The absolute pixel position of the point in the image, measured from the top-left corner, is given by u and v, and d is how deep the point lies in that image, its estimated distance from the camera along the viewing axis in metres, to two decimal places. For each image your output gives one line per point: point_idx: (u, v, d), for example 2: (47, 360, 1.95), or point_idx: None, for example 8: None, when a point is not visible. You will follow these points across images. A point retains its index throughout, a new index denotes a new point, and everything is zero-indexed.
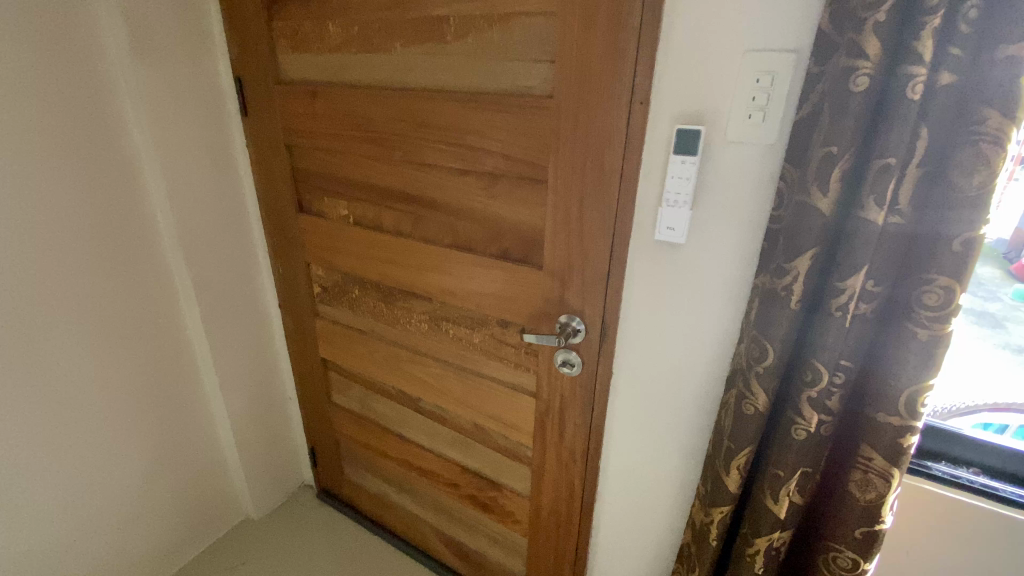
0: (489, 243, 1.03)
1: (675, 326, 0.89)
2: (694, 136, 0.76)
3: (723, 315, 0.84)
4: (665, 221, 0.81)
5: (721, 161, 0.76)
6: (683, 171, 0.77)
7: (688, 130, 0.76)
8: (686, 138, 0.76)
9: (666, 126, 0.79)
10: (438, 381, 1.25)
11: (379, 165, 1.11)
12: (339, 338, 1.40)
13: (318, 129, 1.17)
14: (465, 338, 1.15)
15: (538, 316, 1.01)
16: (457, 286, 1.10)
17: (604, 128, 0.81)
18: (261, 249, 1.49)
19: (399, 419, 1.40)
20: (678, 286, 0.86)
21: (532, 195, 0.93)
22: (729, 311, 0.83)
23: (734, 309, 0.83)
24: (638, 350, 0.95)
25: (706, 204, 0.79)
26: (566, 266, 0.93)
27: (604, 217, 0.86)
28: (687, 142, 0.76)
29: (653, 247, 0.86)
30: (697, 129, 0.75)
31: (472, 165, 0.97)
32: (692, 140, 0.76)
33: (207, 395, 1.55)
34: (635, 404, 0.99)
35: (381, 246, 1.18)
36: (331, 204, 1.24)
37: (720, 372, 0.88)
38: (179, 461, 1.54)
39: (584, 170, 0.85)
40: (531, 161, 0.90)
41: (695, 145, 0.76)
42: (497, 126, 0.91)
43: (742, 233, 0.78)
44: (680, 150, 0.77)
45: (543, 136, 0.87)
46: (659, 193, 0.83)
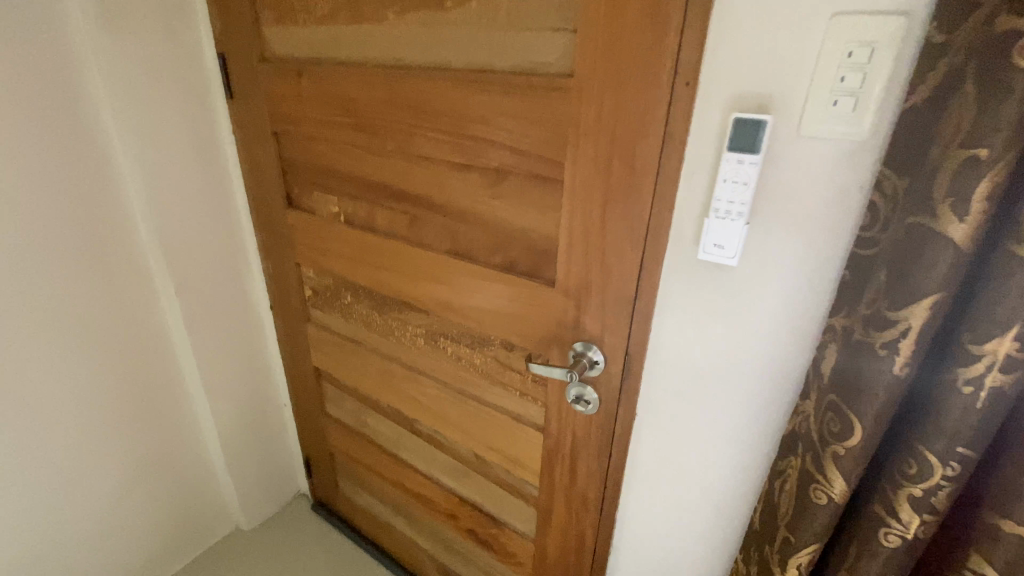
0: (494, 252, 0.86)
1: (718, 366, 0.71)
2: (760, 129, 0.57)
3: (782, 358, 0.66)
4: (711, 237, 0.63)
5: (791, 161, 0.58)
6: (741, 174, 0.59)
7: (750, 119, 0.57)
8: (749, 130, 0.57)
9: (719, 114, 0.61)
10: (435, 403, 1.10)
11: (371, 157, 0.95)
12: (331, 347, 1.27)
13: (305, 115, 1.02)
14: (465, 359, 1.00)
15: (548, 341, 0.85)
16: (456, 300, 0.94)
17: (637, 117, 0.64)
18: (251, 244, 1.36)
19: (394, 438, 1.26)
20: (724, 318, 0.68)
21: (546, 198, 0.76)
22: (790, 353, 0.65)
23: (799, 351, 0.65)
24: (669, 391, 0.78)
25: (768, 217, 0.61)
26: (584, 285, 0.77)
27: (633, 228, 0.69)
28: (749, 135, 0.57)
29: (694, 268, 0.68)
30: (764, 119, 0.56)
31: (475, 159, 0.80)
32: (757, 133, 0.57)
33: (194, 400, 1.44)
34: (662, 452, 0.82)
35: (374, 249, 1.03)
36: (321, 198, 1.10)
37: (772, 424, 0.70)
38: (164, 469, 1.44)
39: (610, 169, 0.68)
40: (545, 156, 0.73)
41: (759, 140, 0.57)
42: (504, 112, 0.74)
43: (817, 257, 0.60)
44: (739, 145, 0.58)
45: (560, 125, 0.70)
46: (704, 200, 0.65)
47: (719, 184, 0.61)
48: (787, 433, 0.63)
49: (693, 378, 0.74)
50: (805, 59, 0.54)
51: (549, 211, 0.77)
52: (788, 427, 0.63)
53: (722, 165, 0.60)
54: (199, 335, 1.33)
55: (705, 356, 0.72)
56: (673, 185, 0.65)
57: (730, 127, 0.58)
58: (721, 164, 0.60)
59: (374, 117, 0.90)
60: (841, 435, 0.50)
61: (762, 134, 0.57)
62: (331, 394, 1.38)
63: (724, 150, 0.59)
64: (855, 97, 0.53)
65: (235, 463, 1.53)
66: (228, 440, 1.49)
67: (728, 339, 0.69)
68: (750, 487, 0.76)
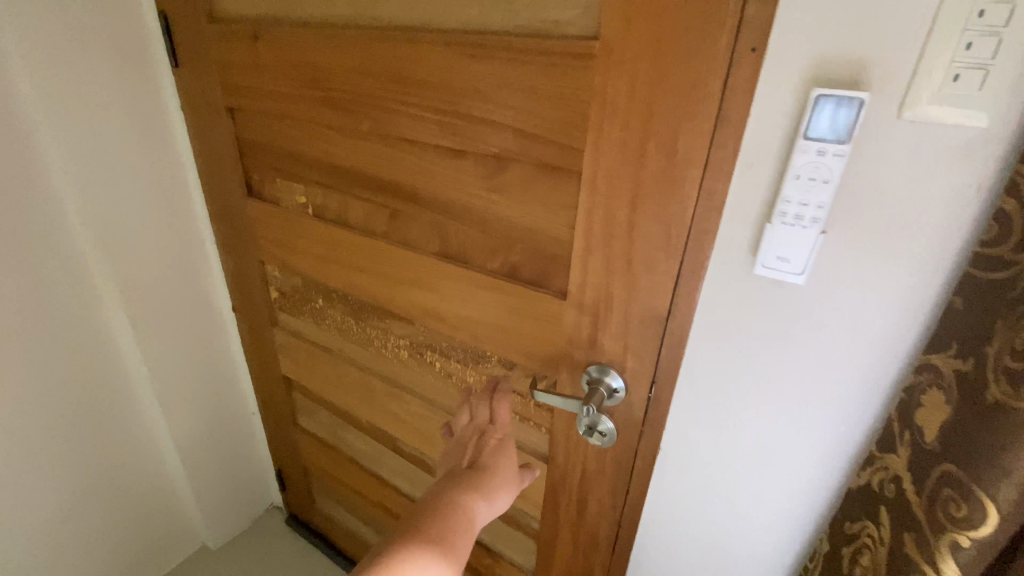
0: (492, 256, 0.72)
1: (768, 399, 0.60)
2: (853, 109, 0.44)
3: (853, 398, 0.55)
4: (772, 248, 0.50)
5: (887, 153, 0.45)
6: (821, 169, 0.46)
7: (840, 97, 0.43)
8: (833, 111, 0.44)
9: (790, 89, 0.47)
10: (421, 422, 0.96)
11: (343, 140, 0.80)
12: (302, 356, 1.12)
13: (262, 87, 0.85)
14: (457, 376, 0.86)
15: (556, 362, 0.72)
16: (446, 310, 0.80)
17: (682, 93, 0.50)
18: (209, 237, 1.19)
19: (375, 457, 1.13)
20: (783, 343, 0.56)
21: (558, 193, 0.62)
22: (862, 388, 0.54)
23: (875, 392, 0.53)
24: (704, 424, 0.66)
25: (851, 225, 0.48)
26: (604, 299, 0.63)
27: (669, 233, 0.55)
28: (835, 119, 0.44)
29: (745, 283, 0.55)
30: (861, 96, 0.43)
31: (471, 144, 0.66)
32: (847, 116, 0.44)
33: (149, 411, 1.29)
34: (689, 490, 0.71)
35: (349, 249, 0.88)
36: (286, 187, 0.94)
37: (833, 469, 0.59)
38: (116, 488, 1.29)
39: (643, 160, 0.54)
40: (560, 141, 0.59)
41: (851, 126, 0.44)
42: (509, 85, 0.59)
43: (912, 281, 0.47)
44: (821, 132, 0.45)
45: (581, 102, 0.55)
46: (763, 200, 0.51)
47: (789, 180, 0.48)
48: (856, 489, 0.54)
49: (735, 410, 0.62)
50: (916, 18, 0.41)
51: (562, 210, 0.63)
52: (857, 482, 0.54)
53: (794, 155, 0.47)
54: (151, 341, 1.17)
55: (752, 388, 0.60)
56: (727, 180, 0.51)
57: (809, 107, 0.45)
58: (793, 154, 0.47)
59: (346, 91, 0.74)
60: (967, 524, 0.41)
61: (856, 118, 0.44)
62: (304, 405, 1.23)
63: (798, 137, 0.46)
64: (984, 71, 0.40)
65: (199, 477, 1.39)
66: (188, 454, 1.34)
67: (784, 370, 0.57)
68: (795, 535, 0.65)
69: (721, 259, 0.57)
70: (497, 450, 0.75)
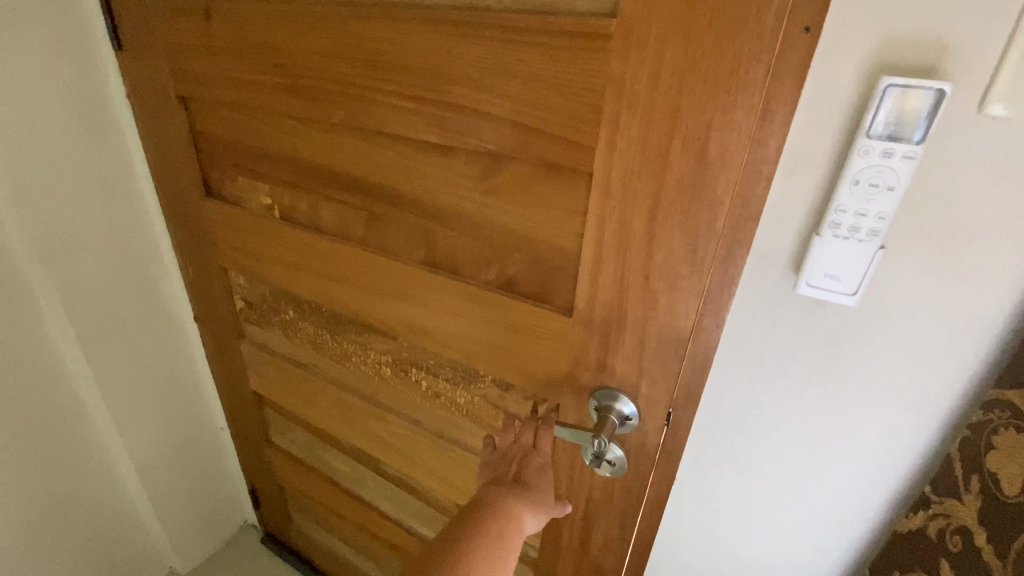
0: (486, 267, 0.64)
1: (811, 420, 0.56)
2: (927, 103, 0.41)
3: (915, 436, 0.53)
4: (821, 262, 0.48)
5: (957, 163, 0.43)
6: (884, 174, 0.43)
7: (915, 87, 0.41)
8: (901, 108, 0.42)
9: (855, 77, 0.44)
10: (406, 445, 0.88)
11: (313, 135, 0.70)
12: (273, 371, 1.02)
13: (218, 73, 0.75)
14: (446, 397, 0.78)
15: (558, 386, 0.64)
16: (434, 326, 0.72)
17: (718, 82, 0.42)
18: (166, 241, 1.07)
19: (356, 478, 1.04)
20: (828, 361, 0.53)
21: (564, 198, 0.54)
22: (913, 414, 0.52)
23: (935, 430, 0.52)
24: (732, 446, 0.62)
25: (911, 241, 0.46)
26: (615, 318, 0.56)
27: (696, 244, 0.48)
28: (902, 117, 0.42)
29: (788, 300, 0.52)
30: (942, 86, 0.40)
31: (460, 140, 0.57)
32: (919, 113, 0.41)
33: (104, 435, 1.16)
34: (712, 515, 0.68)
35: (323, 257, 0.78)
36: (249, 186, 0.83)
37: (872, 489, 0.57)
38: (69, 518, 1.17)
39: (667, 161, 0.46)
40: (566, 138, 0.50)
41: (923, 124, 0.41)
42: (507, 73, 0.50)
43: (972, 303, 0.46)
44: (887, 130, 0.43)
45: (592, 93, 0.47)
46: (810, 209, 0.49)
47: (846, 186, 0.45)
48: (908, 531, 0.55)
49: (769, 429, 0.59)
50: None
51: (568, 217, 0.55)
52: (911, 526, 0.54)
53: (855, 156, 0.44)
54: (105, 356, 1.06)
55: (793, 411, 0.57)
56: (767, 186, 0.44)
57: (875, 101, 0.42)
58: (852, 155, 0.44)
59: (314, 77, 0.64)
60: None
61: (933, 112, 0.41)
62: (277, 422, 1.14)
63: (860, 135, 0.43)
64: None
65: (163, 500, 1.28)
66: (151, 476, 1.23)
67: (834, 395, 0.54)
68: (823, 557, 0.64)
69: (756, 273, 0.54)
70: (539, 478, 0.66)
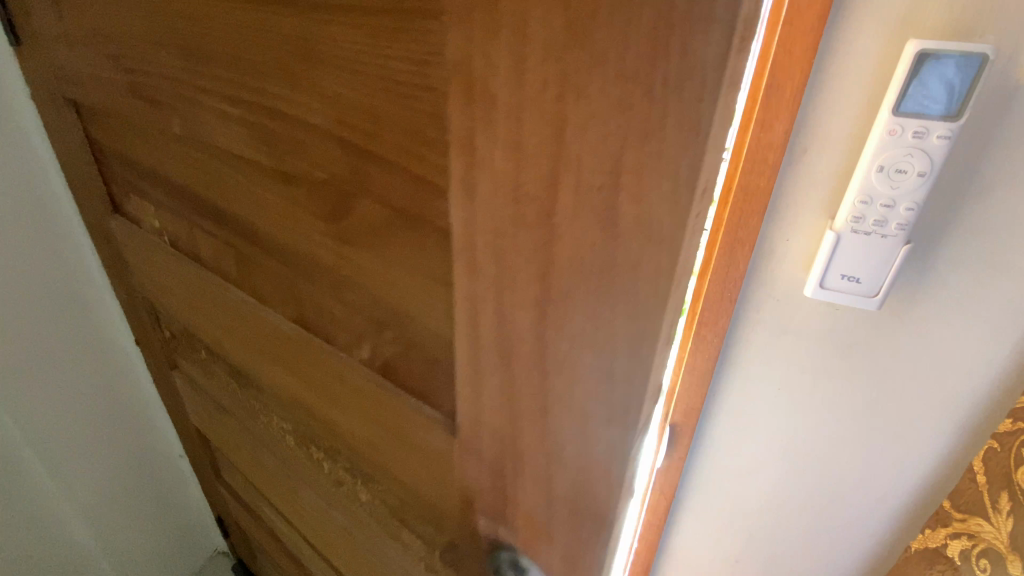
0: (357, 341, 0.45)
1: (820, 417, 0.55)
2: (965, 71, 0.37)
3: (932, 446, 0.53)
4: (839, 258, 0.46)
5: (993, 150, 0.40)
6: (913, 159, 0.40)
7: (946, 66, 0.37)
8: (932, 80, 0.38)
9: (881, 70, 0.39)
10: (321, 526, 0.72)
11: (170, 148, 0.53)
12: (205, 411, 0.89)
13: (81, 68, 0.59)
14: (347, 488, 0.60)
15: (452, 523, 0.44)
16: (315, 406, 0.53)
17: (636, 69, 0.20)
18: (93, 257, 0.90)
19: (291, 541, 0.89)
20: (840, 356, 0.51)
21: (423, 263, 0.34)
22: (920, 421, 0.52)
23: (949, 440, 0.53)
24: (733, 447, 0.61)
25: (932, 234, 0.44)
26: (506, 456, 0.34)
27: (612, 373, 0.26)
28: (930, 90, 0.38)
29: (797, 305, 0.50)
30: (985, 52, 0.36)
31: (294, 162, 0.38)
32: (949, 88, 0.38)
33: (51, 497, 0.97)
34: (722, 524, 0.68)
35: (206, 296, 0.63)
36: (142, 205, 0.69)
37: (877, 480, 0.57)
38: None
39: (552, 221, 0.24)
40: (405, 166, 0.30)
41: (955, 99, 0.38)
42: (321, 62, 0.31)
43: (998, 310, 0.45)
44: (916, 108, 0.39)
45: (429, 89, 0.26)
46: (823, 204, 0.46)
47: (867, 173, 0.42)
48: None
49: (771, 429, 0.58)
50: None
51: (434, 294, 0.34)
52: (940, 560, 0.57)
53: (880, 134, 0.41)
54: (28, 400, 0.89)
55: (799, 407, 0.56)
56: None
57: (903, 72, 0.38)
58: (875, 138, 0.41)
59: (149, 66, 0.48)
60: None
61: (972, 80, 0.37)
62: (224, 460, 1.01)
63: (886, 112, 0.40)
64: None
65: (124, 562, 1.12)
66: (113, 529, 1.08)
67: (842, 389, 0.53)
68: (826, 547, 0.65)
69: (756, 275, 0.50)
70: None
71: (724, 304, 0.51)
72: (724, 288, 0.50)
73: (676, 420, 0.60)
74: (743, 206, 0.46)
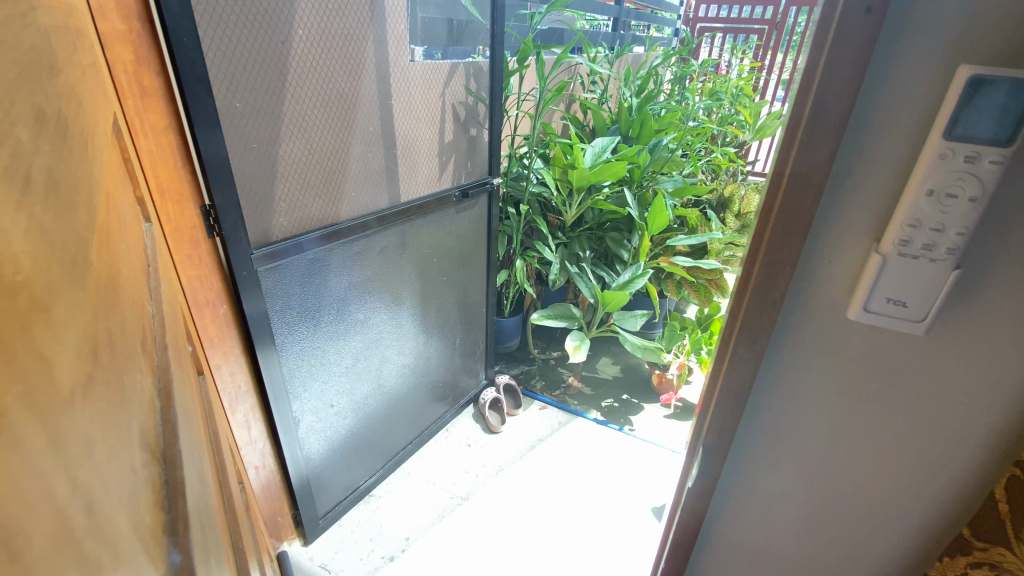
0: None
1: (857, 446, 0.51)
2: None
3: (977, 483, 0.48)
4: (883, 283, 0.41)
5: None
6: (967, 182, 0.35)
7: (1006, 86, 0.33)
8: (989, 99, 0.33)
9: (934, 86, 0.35)
10: None
11: (95, 111, 0.40)
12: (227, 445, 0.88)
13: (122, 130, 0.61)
14: None
15: None
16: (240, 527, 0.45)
17: None
18: None
19: None
20: (882, 384, 0.46)
21: None
22: (972, 462, 0.47)
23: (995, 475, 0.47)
24: (762, 476, 0.57)
25: (988, 257, 0.39)
26: None
27: None
28: (986, 109, 0.34)
29: (837, 331, 0.45)
30: None
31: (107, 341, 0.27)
32: (1008, 108, 0.33)
33: None
34: (749, 557, 0.63)
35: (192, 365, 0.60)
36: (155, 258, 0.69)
37: (919, 516, 0.51)
38: None
39: None
40: None
41: (1015, 120, 0.33)
42: None
43: None
44: (970, 130, 0.34)
45: None
46: (867, 225, 0.41)
47: (915, 196, 0.37)
48: None
49: (803, 458, 0.54)
50: None
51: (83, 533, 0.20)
52: None
53: (928, 157, 0.36)
54: None
55: (835, 437, 0.51)
56: None
57: (955, 93, 0.34)
58: (923, 161, 0.36)
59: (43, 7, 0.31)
60: None
61: None
62: (290, 436, 1.05)
63: (936, 132, 0.35)
64: None
65: None
66: None
67: (883, 419, 0.48)
68: None
69: (794, 300, 0.45)
70: None
71: (761, 330, 0.47)
72: (761, 313, 0.46)
73: (709, 445, 0.56)
74: (783, 228, 0.42)
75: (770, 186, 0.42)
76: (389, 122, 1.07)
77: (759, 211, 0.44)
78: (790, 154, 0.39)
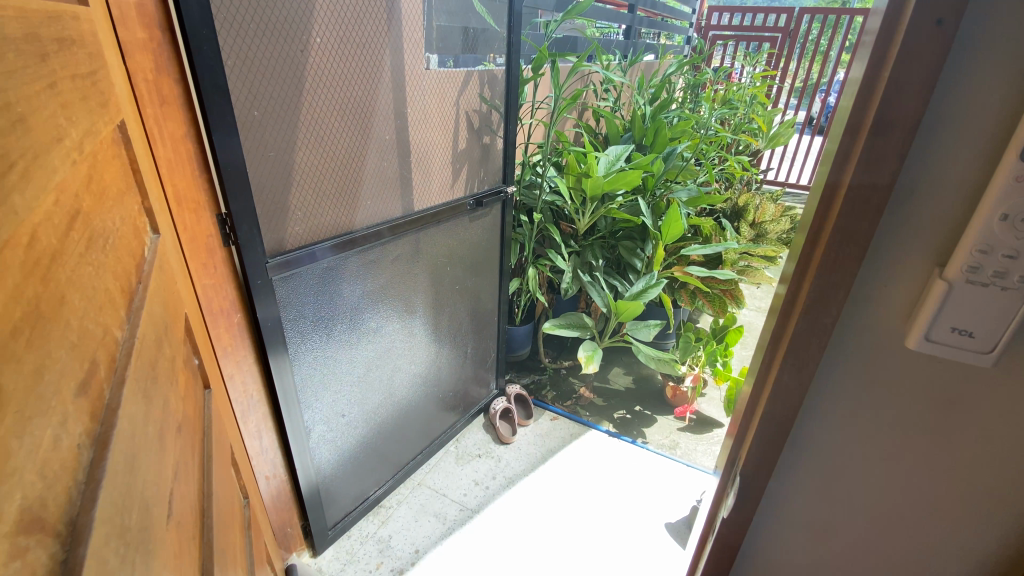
0: None
1: (907, 478, 0.48)
2: None
3: None
4: (949, 311, 0.38)
5: None
6: None
7: None
8: None
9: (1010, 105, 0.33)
10: None
11: (89, 115, 0.38)
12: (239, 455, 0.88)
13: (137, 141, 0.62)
14: None
15: None
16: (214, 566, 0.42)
17: None
18: None
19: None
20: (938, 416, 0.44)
21: None
22: None
23: None
24: (802, 506, 0.54)
25: None
26: None
27: None
28: None
29: (891, 357, 0.43)
30: None
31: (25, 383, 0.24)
32: None
33: None
34: None
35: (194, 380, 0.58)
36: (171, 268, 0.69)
37: (972, 551, 0.49)
38: None
39: None
40: None
41: None
42: None
43: None
44: None
45: None
46: (929, 249, 0.39)
47: (987, 220, 0.35)
48: None
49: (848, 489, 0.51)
50: None
51: None
52: None
53: (1004, 179, 0.34)
54: None
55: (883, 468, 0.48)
56: None
57: None
58: (997, 183, 0.34)
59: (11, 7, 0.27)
60: None
61: None
62: (301, 444, 1.04)
63: (1012, 154, 0.33)
64: None
65: None
66: None
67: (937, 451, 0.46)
68: None
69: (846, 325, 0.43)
70: None
71: (808, 356, 0.45)
72: (809, 338, 0.44)
73: (747, 471, 0.53)
74: (837, 250, 0.40)
75: (824, 206, 0.40)
76: (404, 130, 1.06)
77: (812, 231, 0.42)
78: (848, 173, 0.38)
